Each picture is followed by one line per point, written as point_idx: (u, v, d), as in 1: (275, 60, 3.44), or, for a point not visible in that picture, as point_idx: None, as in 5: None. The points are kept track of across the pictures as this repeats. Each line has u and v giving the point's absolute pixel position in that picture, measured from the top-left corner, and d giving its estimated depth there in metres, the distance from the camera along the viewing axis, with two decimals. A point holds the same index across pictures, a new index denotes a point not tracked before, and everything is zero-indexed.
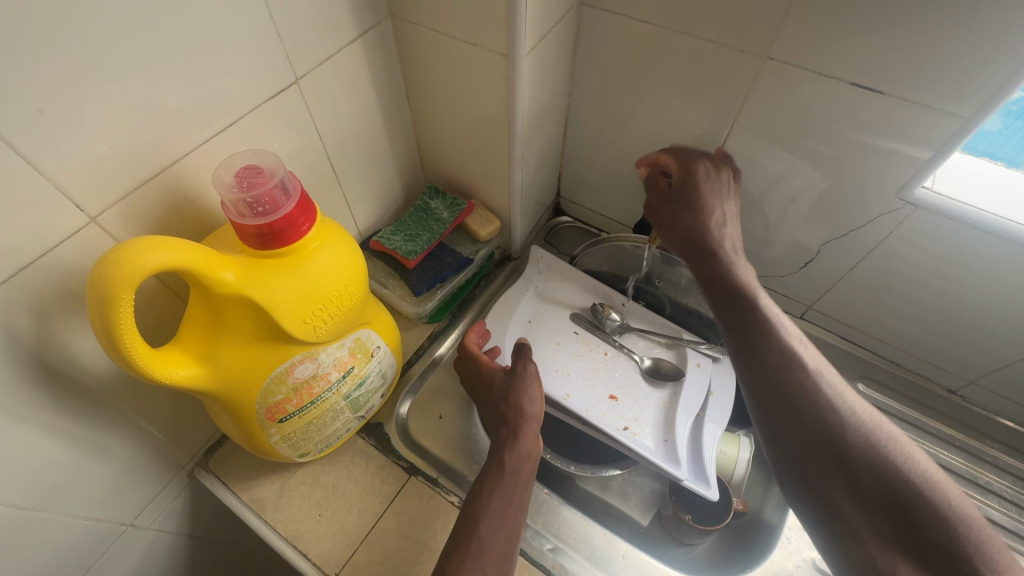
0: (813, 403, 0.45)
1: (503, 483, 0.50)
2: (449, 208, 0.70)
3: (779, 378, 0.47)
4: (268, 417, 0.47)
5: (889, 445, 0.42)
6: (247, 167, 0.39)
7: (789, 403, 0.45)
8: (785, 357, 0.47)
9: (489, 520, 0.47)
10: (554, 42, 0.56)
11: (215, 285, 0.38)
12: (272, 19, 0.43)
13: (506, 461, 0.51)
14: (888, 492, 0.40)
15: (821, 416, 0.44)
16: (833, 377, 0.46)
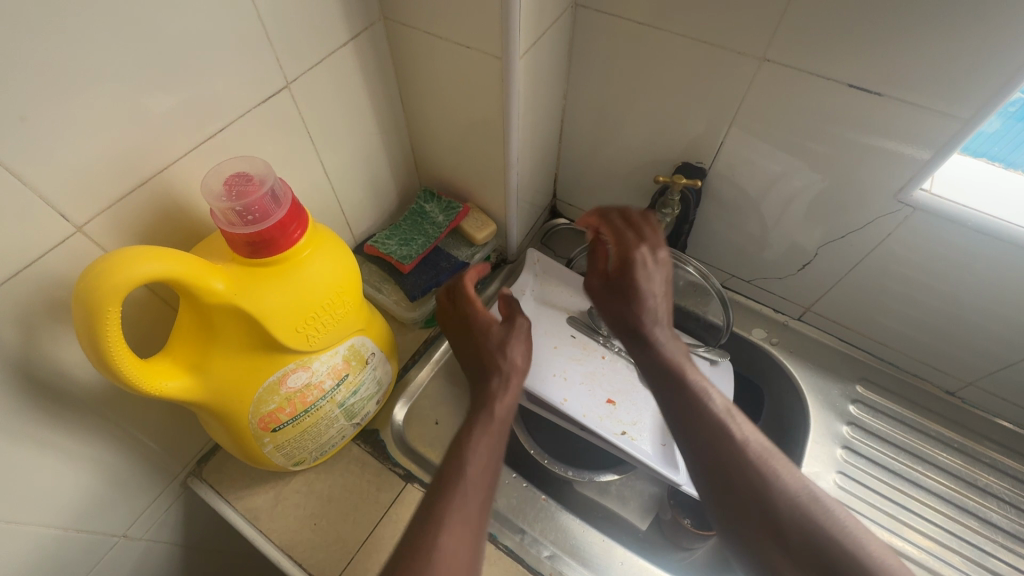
0: (738, 468, 0.43)
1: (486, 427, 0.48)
2: (444, 211, 0.69)
3: (709, 448, 0.44)
4: (261, 427, 0.46)
5: (817, 508, 0.40)
6: (236, 175, 0.38)
7: (720, 473, 0.43)
8: (711, 422, 0.45)
9: (475, 460, 0.45)
10: (549, 44, 0.55)
11: (204, 294, 0.37)
12: (262, 23, 0.42)
13: (494, 410, 0.50)
14: (820, 561, 0.38)
15: (745, 488, 0.42)
16: (760, 441, 0.44)
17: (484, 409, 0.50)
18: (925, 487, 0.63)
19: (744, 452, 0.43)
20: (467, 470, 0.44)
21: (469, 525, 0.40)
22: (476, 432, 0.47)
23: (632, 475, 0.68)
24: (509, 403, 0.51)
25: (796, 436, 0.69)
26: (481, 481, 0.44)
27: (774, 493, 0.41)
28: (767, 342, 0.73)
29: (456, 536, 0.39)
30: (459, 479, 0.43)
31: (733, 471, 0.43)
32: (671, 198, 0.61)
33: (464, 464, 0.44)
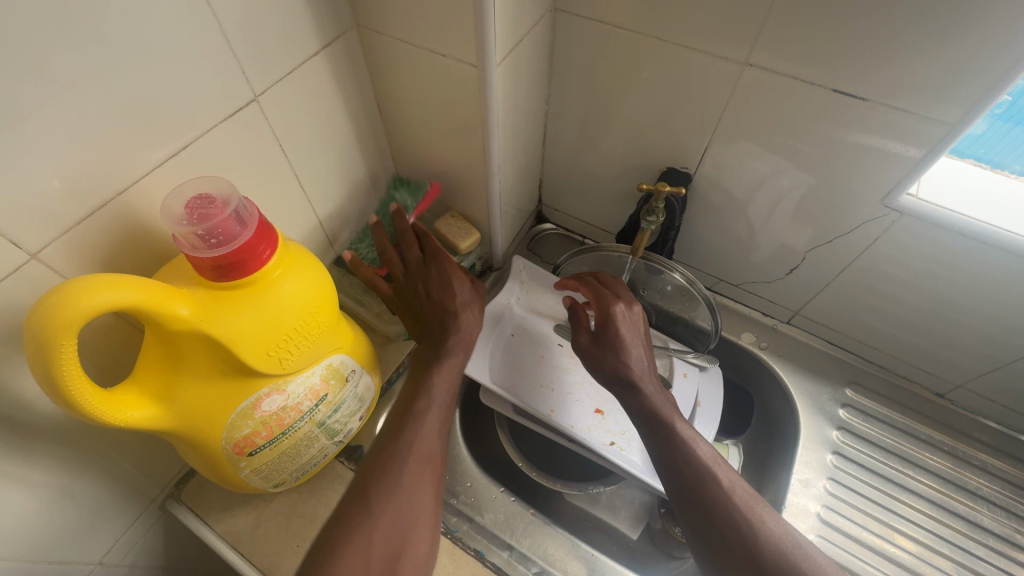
0: (725, 519, 0.43)
1: (435, 397, 0.51)
2: (411, 194, 0.65)
3: (695, 494, 0.45)
4: (236, 452, 0.45)
5: (797, 551, 0.41)
6: (198, 197, 0.37)
7: (704, 520, 0.44)
8: (697, 473, 0.46)
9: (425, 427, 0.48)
10: (528, 50, 0.54)
11: (168, 321, 0.36)
12: (225, 34, 0.41)
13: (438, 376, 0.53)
14: None
15: (734, 540, 0.42)
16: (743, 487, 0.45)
17: (429, 377, 0.52)
18: (917, 492, 0.63)
19: (729, 504, 0.44)
20: (416, 437, 0.47)
21: (421, 481, 0.45)
22: (424, 408, 0.50)
23: (620, 487, 0.67)
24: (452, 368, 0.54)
25: (786, 441, 0.68)
26: (429, 447, 0.47)
27: (762, 544, 0.42)
28: (756, 347, 0.72)
29: (410, 496, 0.44)
30: (410, 444, 0.47)
31: (721, 522, 0.43)
32: (655, 206, 0.56)
33: (415, 431, 0.48)
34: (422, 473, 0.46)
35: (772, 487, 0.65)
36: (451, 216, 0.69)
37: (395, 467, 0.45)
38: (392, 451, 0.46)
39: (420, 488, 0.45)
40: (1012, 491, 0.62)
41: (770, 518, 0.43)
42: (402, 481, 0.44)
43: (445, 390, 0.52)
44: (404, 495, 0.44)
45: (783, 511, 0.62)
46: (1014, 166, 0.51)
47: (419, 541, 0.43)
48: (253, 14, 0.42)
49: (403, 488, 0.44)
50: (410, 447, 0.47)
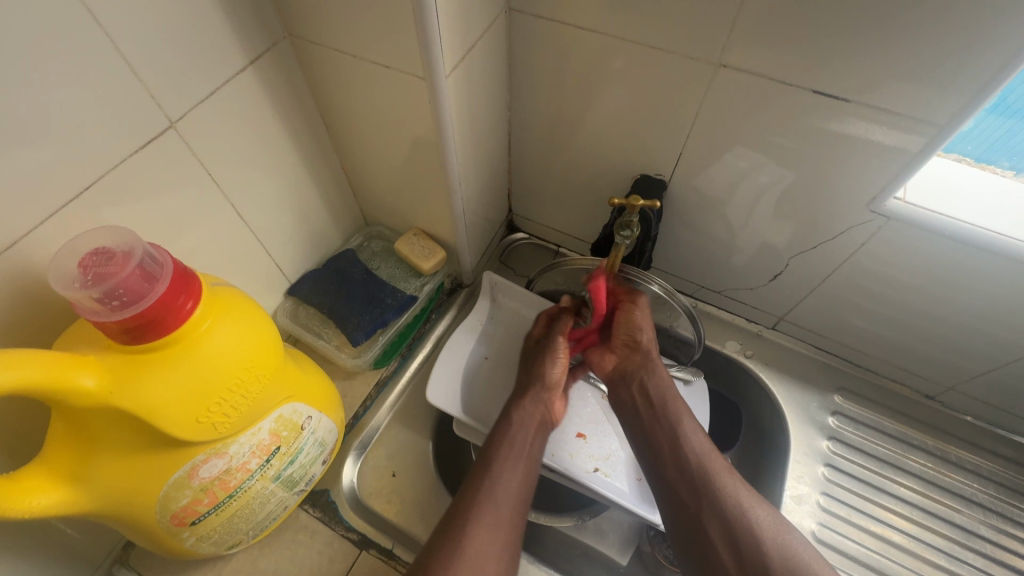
0: (720, 517, 0.47)
1: (515, 452, 0.52)
2: None
3: (682, 471, 0.50)
4: (175, 523, 0.41)
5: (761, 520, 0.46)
6: (96, 252, 0.32)
7: (692, 496, 0.49)
8: (697, 474, 0.50)
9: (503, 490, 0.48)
10: (483, 55, 0.49)
11: (70, 396, 0.32)
12: (125, 56, 0.36)
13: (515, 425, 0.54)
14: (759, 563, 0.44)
15: (726, 538, 0.46)
16: (718, 463, 0.50)
17: (497, 443, 0.52)
18: (912, 502, 0.61)
19: (727, 504, 0.47)
20: (495, 480, 0.49)
21: (491, 539, 0.45)
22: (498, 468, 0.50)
23: (605, 512, 0.63)
24: (533, 430, 0.54)
25: (776, 453, 0.65)
26: (511, 493, 0.49)
27: (753, 542, 0.45)
28: (742, 355, 0.69)
29: (477, 557, 0.43)
30: (488, 487, 0.48)
31: (716, 520, 0.47)
32: (630, 220, 0.51)
33: (494, 466, 0.50)
34: (500, 534, 0.46)
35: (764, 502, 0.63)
36: (414, 234, 0.64)
37: (471, 527, 0.45)
38: (466, 513, 0.46)
39: (492, 546, 0.45)
40: (1005, 494, 0.61)
41: (768, 521, 0.46)
42: (468, 544, 0.44)
43: (515, 456, 0.51)
44: (479, 555, 0.44)
45: (784, 506, 0.61)
46: (1004, 162, 0.48)
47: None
48: (157, 29, 0.37)
49: (480, 549, 0.44)
50: (493, 505, 0.47)
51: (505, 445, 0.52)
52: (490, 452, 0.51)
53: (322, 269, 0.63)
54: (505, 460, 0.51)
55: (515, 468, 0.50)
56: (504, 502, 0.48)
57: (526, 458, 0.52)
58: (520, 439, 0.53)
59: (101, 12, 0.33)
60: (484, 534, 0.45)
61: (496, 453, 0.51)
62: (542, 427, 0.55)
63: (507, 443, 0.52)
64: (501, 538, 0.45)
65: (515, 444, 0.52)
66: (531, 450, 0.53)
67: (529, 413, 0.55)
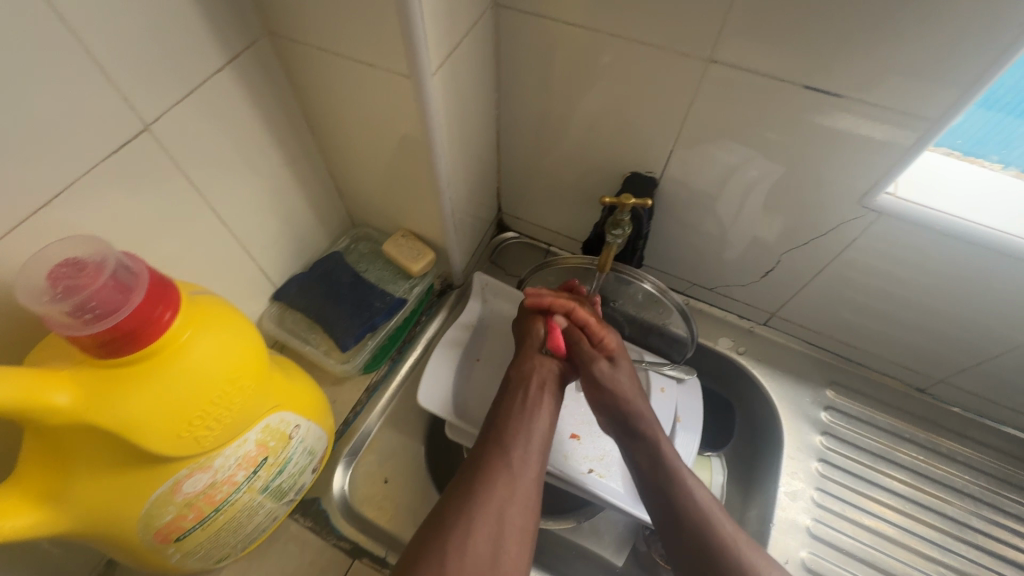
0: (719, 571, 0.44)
1: (530, 403, 0.52)
2: None
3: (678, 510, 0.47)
4: (160, 540, 0.39)
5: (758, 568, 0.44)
6: (66, 263, 0.31)
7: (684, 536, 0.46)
8: (699, 525, 0.46)
9: (514, 441, 0.49)
10: (469, 51, 0.48)
11: (43, 414, 0.30)
12: (95, 57, 0.34)
13: (528, 378, 0.54)
14: None
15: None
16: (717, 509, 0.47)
17: (512, 400, 0.52)
18: (904, 494, 0.61)
19: (730, 559, 0.44)
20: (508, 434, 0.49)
21: (503, 488, 0.45)
22: (513, 420, 0.50)
23: (601, 513, 0.63)
24: (545, 382, 0.54)
25: (770, 449, 0.65)
26: (525, 443, 0.49)
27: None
28: (734, 352, 0.69)
29: (490, 507, 0.44)
30: (500, 442, 0.48)
31: (714, 573, 0.44)
32: (621, 219, 0.51)
33: (508, 420, 0.50)
34: (516, 481, 0.46)
35: (759, 499, 0.63)
36: (402, 235, 0.63)
37: (481, 483, 0.45)
38: (479, 470, 0.46)
39: (506, 493, 0.45)
40: (994, 485, 0.61)
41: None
42: (479, 500, 0.44)
43: (527, 408, 0.51)
44: (493, 506, 0.44)
45: (778, 504, 0.61)
46: (993, 156, 0.48)
47: (515, 544, 0.43)
48: (129, 29, 0.35)
49: (495, 501, 0.44)
50: (503, 457, 0.47)
51: (512, 399, 0.52)
52: (497, 410, 0.52)
53: (308, 273, 0.62)
54: (513, 413, 0.51)
55: (528, 418, 0.51)
56: (515, 449, 0.48)
57: (537, 404, 0.52)
58: (528, 391, 0.53)
59: (68, 12, 0.32)
60: (499, 483, 0.45)
61: (502, 407, 0.52)
62: (553, 374, 0.55)
63: (515, 396, 0.52)
64: (517, 485, 0.46)
65: (522, 396, 0.52)
66: (542, 397, 0.53)
67: (539, 369, 0.55)
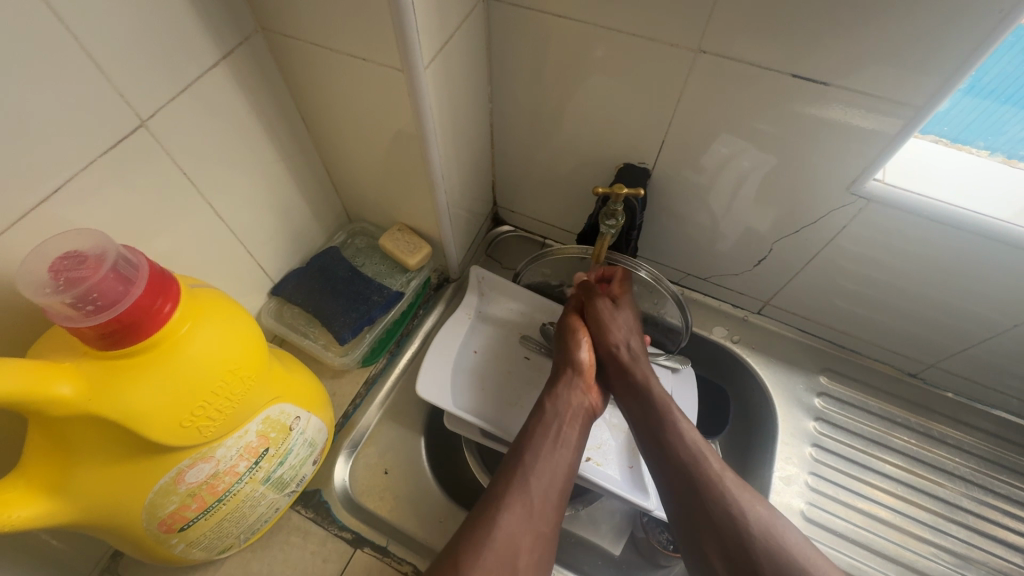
0: (712, 524, 0.45)
1: (553, 439, 0.51)
2: None
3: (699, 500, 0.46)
4: (164, 530, 0.40)
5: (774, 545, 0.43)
6: (67, 256, 0.31)
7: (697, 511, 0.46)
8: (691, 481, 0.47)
9: (538, 481, 0.48)
10: (461, 45, 0.48)
11: (46, 405, 0.31)
12: (91, 54, 0.35)
13: (552, 410, 0.53)
14: None
15: (721, 549, 0.44)
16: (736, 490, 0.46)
17: (533, 431, 0.51)
18: (897, 478, 0.62)
19: (722, 512, 0.45)
20: (530, 469, 0.48)
21: (523, 531, 0.45)
22: (535, 455, 0.49)
23: (598, 501, 0.64)
24: (572, 412, 0.54)
25: (765, 435, 0.66)
26: (547, 482, 0.48)
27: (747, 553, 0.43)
28: (728, 340, 0.70)
29: (509, 546, 0.44)
30: (521, 478, 0.48)
31: (708, 526, 0.45)
32: (614, 210, 0.52)
33: (532, 457, 0.49)
34: (535, 527, 0.46)
35: (754, 484, 0.64)
36: (398, 229, 0.64)
37: (502, 518, 0.45)
38: (499, 501, 0.46)
39: (526, 535, 0.45)
40: (985, 467, 0.62)
41: (758, 522, 0.44)
42: (497, 534, 0.44)
43: (550, 440, 0.51)
44: (513, 549, 0.44)
45: (773, 487, 0.62)
46: (979, 143, 0.49)
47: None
48: (124, 25, 0.36)
49: (515, 545, 0.44)
50: (526, 496, 0.47)
51: (541, 435, 0.51)
52: (525, 441, 0.51)
53: (305, 267, 0.62)
54: (542, 450, 0.50)
55: (553, 456, 0.50)
56: (540, 491, 0.47)
57: (565, 445, 0.51)
58: (557, 429, 0.52)
59: (62, 8, 0.32)
60: (520, 526, 0.45)
61: (530, 441, 0.50)
62: (582, 414, 0.54)
63: (545, 432, 0.51)
64: (536, 530, 0.46)
65: (552, 433, 0.51)
66: (570, 437, 0.52)
67: (566, 400, 0.54)
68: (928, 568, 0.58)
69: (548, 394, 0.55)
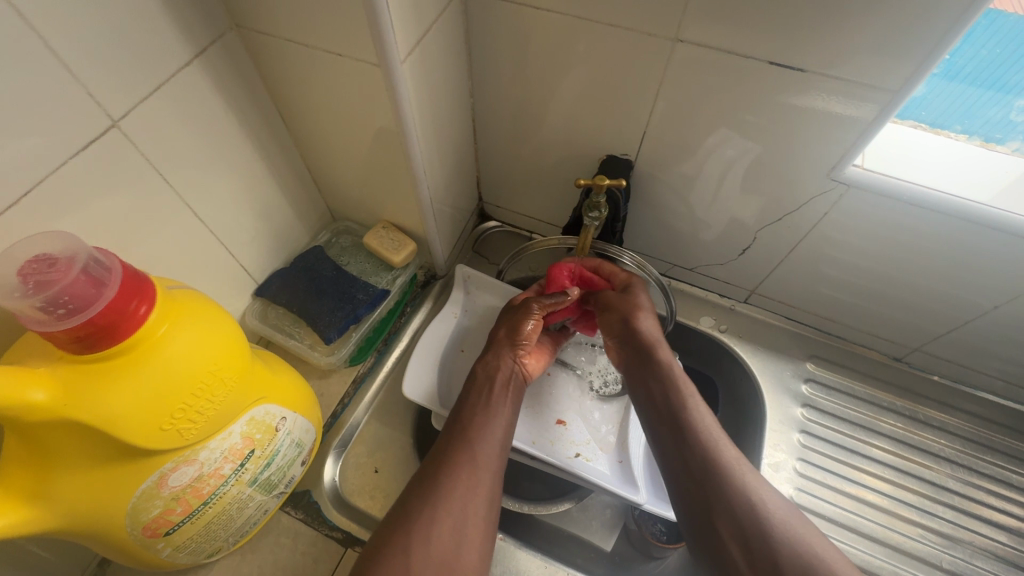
0: (724, 507, 0.43)
1: (489, 402, 0.51)
2: None
3: (680, 445, 0.47)
4: (149, 534, 0.40)
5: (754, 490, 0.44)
6: (37, 259, 0.31)
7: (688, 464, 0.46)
8: (704, 464, 0.46)
9: (476, 438, 0.48)
10: (438, 39, 0.48)
11: (21, 411, 0.30)
12: (59, 55, 0.34)
13: (487, 373, 0.54)
14: (755, 538, 0.42)
15: (737, 537, 0.42)
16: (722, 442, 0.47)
17: (473, 395, 0.52)
18: (885, 462, 0.63)
19: (728, 491, 0.44)
20: (469, 430, 0.49)
21: (466, 486, 0.45)
22: (477, 417, 0.50)
23: (590, 497, 0.63)
24: (506, 375, 0.54)
25: (753, 423, 0.67)
26: (486, 441, 0.48)
27: (765, 536, 0.42)
28: (716, 330, 0.70)
29: (451, 499, 0.44)
30: (462, 438, 0.48)
31: (717, 507, 0.44)
32: (597, 202, 0.52)
33: (471, 418, 0.50)
34: (480, 480, 0.45)
35: None
36: (382, 227, 0.64)
37: (448, 475, 0.45)
38: (447, 456, 0.46)
39: (474, 488, 0.45)
40: (971, 448, 0.63)
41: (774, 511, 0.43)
42: (442, 490, 0.44)
43: (488, 403, 0.51)
44: (461, 502, 0.44)
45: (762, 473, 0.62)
46: (957, 127, 0.49)
47: (478, 545, 0.43)
48: (93, 25, 0.35)
49: (461, 495, 0.44)
50: (470, 453, 0.47)
51: (478, 399, 0.52)
52: (465, 402, 0.51)
53: (289, 268, 0.62)
54: (478, 414, 0.50)
55: (491, 418, 0.50)
56: (479, 449, 0.47)
57: (502, 409, 0.51)
58: (491, 394, 0.52)
59: (27, 8, 0.31)
60: (463, 481, 0.45)
61: (470, 405, 0.51)
62: (516, 380, 0.55)
63: (480, 395, 0.52)
64: (483, 482, 0.45)
65: (488, 397, 0.52)
66: (507, 400, 0.53)
67: (500, 366, 0.55)
68: (916, 549, 0.59)
69: (484, 360, 0.55)
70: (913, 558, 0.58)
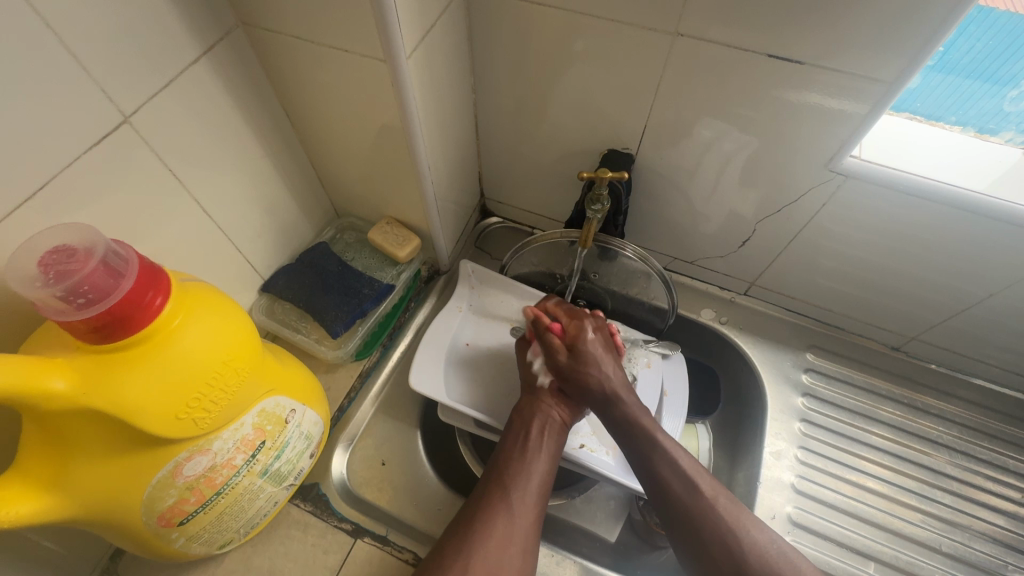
0: (716, 542, 0.46)
1: (527, 445, 0.53)
2: None
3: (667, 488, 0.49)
4: (164, 523, 0.40)
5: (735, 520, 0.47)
6: (55, 249, 0.32)
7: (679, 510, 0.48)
8: (685, 506, 0.48)
9: (517, 486, 0.50)
10: (441, 36, 0.49)
11: (42, 399, 0.31)
12: (72, 51, 0.35)
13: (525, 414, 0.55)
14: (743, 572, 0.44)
15: (731, 566, 0.45)
16: (707, 484, 0.49)
17: (510, 437, 0.54)
18: (884, 449, 0.64)
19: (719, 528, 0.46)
20: (504, 478, 0.50)
21: (500, 536, 0.47)
22: (515, 462, 0.51)
23: (594, 487, 0.65)
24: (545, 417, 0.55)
25: (755, 413, 0.68)
26: (526, 489, 0.50)
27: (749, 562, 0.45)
28: (717, 322, 0.71)
29: (489, 551, 0.46)
30: (498, 487, 0.50)
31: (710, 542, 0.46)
32: (599, 194, 0.53)
33: (511, 464, 0.51)
34: (516, 527, 0.47)
35: (746, 461, 0.65)
36: (387, 222, 0.64)
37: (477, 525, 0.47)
38: (478, 508, 0.49)
39: (510, 536, 0.47)
40: (969, 434, 0.64)
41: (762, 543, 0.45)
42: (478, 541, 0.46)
43: (526, 443, 0.53)
44: (495, 550, 0.46)
45: (764, 462, 0.63)
46: (951, 118, 0.50)
47: None
48: (103, 23, 0.36)
49: (495, 545, 0.46)
50: (506, 499, 0.49)
51: (514, 443, 0.53)
52: (502, 447, 0.53)
53: (295, 264, 0.62)
54: (515, 458, 0.52)
55: (528, 461, 0.51)
56: (520, 499, 0.49)
57: (539, 448, 0.52)
58: (536, 431, 0.53)
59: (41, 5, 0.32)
60: (498, 530, 0.47)
61: (507, 449, 0.53)
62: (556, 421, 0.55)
63: (517, 437, 0.53)
64: (520, 529, 0.48)
65: (525, 439, 0.53)
66: (542, 441, 0.53)
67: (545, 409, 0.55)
68: (916, 533, 0.60)
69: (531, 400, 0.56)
70: (913, 542, 0.59)
